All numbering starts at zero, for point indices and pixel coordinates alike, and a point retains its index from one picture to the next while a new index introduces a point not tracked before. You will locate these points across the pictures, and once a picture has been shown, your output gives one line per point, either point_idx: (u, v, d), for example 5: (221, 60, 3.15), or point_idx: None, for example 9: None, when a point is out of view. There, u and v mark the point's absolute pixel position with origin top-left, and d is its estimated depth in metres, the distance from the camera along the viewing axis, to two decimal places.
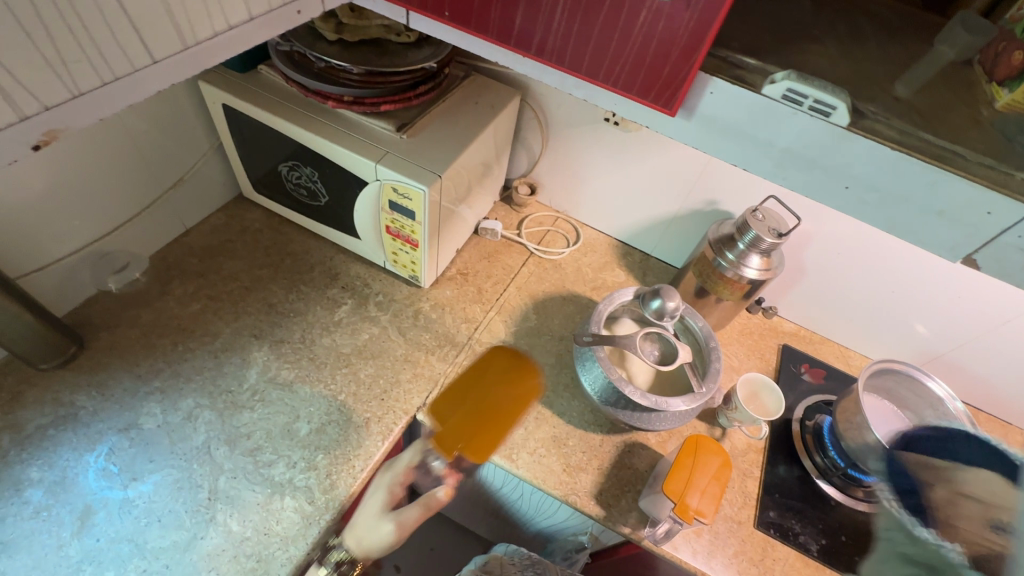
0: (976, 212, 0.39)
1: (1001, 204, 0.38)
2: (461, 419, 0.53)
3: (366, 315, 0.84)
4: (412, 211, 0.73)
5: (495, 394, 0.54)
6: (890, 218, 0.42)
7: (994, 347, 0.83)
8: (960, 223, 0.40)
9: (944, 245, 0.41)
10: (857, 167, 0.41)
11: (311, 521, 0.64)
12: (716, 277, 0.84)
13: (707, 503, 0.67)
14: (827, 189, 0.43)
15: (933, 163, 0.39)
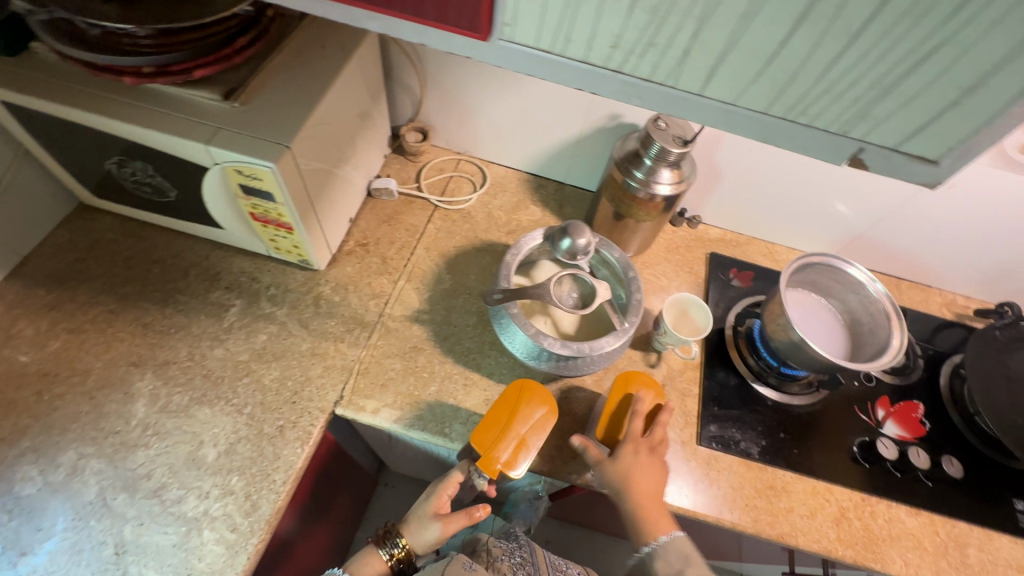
0: (848, 116, 0.33)
1: (877, 104, 0.32)
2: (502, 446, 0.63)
3: (259, 313, 0.75)
4: (268, 193, 0.62)
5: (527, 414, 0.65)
6: (764, 127, 0.36)
7: (909, 215, 0.83)
8: (832, 124, 0.34)
9: (821, 148, 0.36)
10: (717, 73, 0.34)
11: (237, 548, 0.60)
12: (628, 199, 0.79)
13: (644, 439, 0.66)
14: (687, 103, 0.36)
15: (809, 71, 0.32)
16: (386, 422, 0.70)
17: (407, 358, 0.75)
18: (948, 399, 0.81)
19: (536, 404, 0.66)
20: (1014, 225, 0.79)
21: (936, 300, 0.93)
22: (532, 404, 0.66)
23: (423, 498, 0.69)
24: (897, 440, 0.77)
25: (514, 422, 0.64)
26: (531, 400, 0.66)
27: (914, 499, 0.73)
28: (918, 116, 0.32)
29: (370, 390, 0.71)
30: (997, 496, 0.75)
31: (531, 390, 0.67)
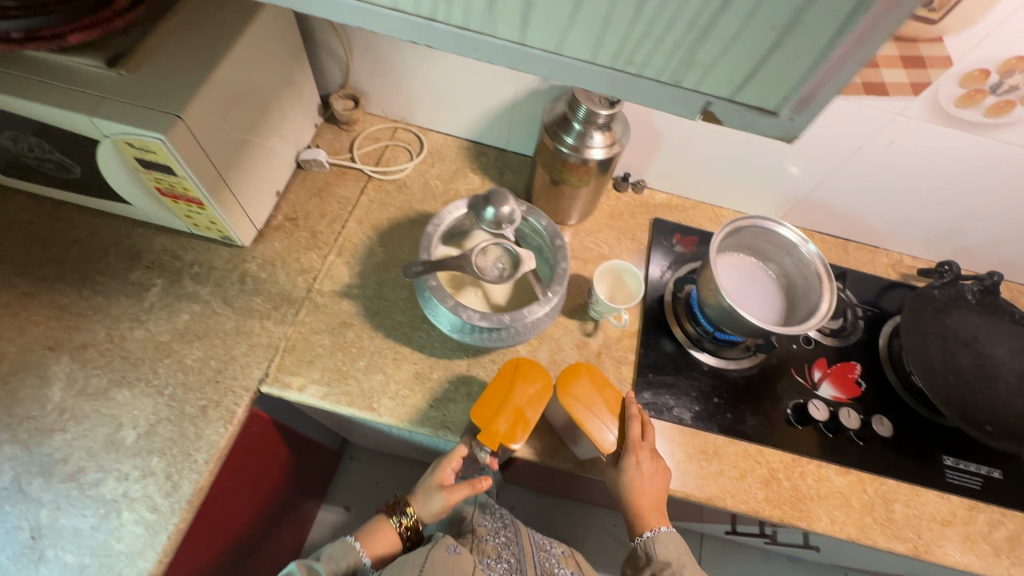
0: (686, 65, 0.31)
1: (708, 48, 0.30)
2: (506, 422, 0.64)
3: (182, 293, 0.73)
4: (167, 166, 0.59)
5: (524, 390, 0.66)
6: (610, 80, 0.34)
7: (850, 175, 0.81)
8: (674, 74, 0.32)
9: (672, 101, 0.34)
10: (545, 21, 0.31)
11: (158, 528, 0.60)
12: (560, 166, 0.76)
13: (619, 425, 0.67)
14: (527, 57, 0.34)
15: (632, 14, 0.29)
16: (313, 399, 0.69)
17: (335, 334, 0.73)
18: (884, 359, 0.82)
19: (531, 379, 0.67)
20: (953, 182, 0.78)
21: (882, 261, 0.92)
22: (528, 379, 0.67)
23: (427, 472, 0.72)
24: (832, 402, 0.78)
25: (513, 399, 0.65)
26: (529, 377, 0.67)
27: (844, 458, 0.74)
28: (751, 59, 0.30)
29: (296, 367, 0.70)
30: (926, 453, 0.76)
31: (522, 367, 0.68)
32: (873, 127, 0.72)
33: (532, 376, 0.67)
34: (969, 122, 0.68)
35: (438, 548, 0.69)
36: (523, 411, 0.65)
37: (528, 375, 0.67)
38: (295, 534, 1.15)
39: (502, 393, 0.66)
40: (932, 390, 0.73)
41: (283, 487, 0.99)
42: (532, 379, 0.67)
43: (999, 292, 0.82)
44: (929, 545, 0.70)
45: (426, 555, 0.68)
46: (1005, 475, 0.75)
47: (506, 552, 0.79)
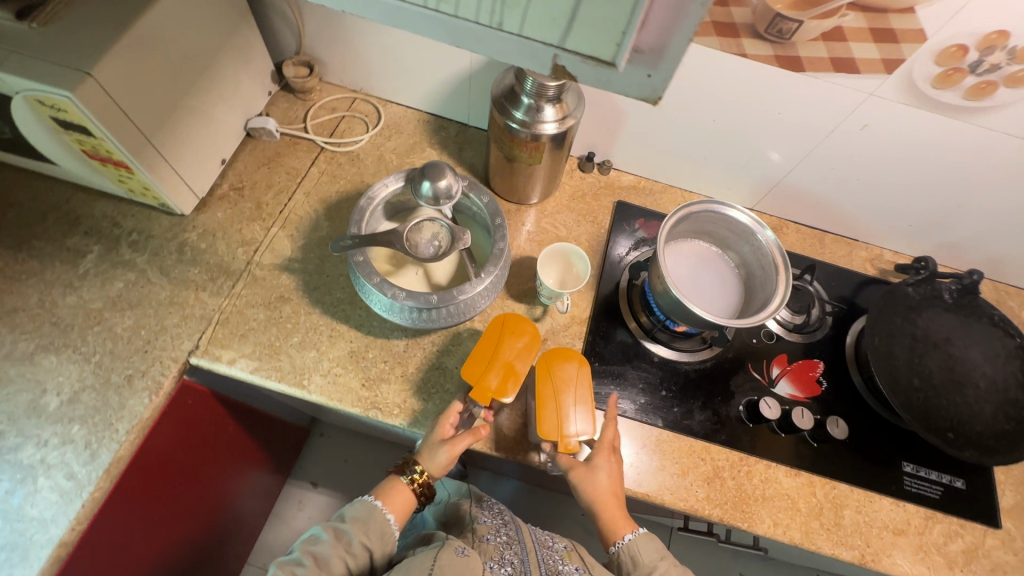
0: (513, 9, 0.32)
1: None
2: (494, 375, 0.63)
3: (117, 260, 0.72)
4: (84, 126, 0.57)
5: (512, 344, 0.65)
6: (453, 29, 0.35)
7: (823, 161, 0.76)
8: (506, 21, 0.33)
9: (516, 51, 0.35)
10: None
11: (72, 496, 0.59)
12: (510, 142, 0.72)
13: (583, 418, 0.62)
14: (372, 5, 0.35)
15: None
16: (242, 373, 0.67)
17: (271, 308, 0.71)
18: (849, 358, 0.77)
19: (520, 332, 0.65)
20: (933, 172, 0.73)
21: (860, 255, 0.87)
22: (516, 333, 0.65)
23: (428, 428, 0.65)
24: (788, 401, 0.74)
25: (502, 353, 0.64)
26: (515, 334, 0.65)
27: (795, 459, 0.71)
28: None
29: (228, 340, 0.69)
30: (884, 458, 0.72)
31: (511, 319, 0.66)
32: (845, 109, 0.67)
33: (523, 330, 0.65)
34: (947, 105, 0.63)
35: (446, 552, 0.61)
36: (512, 364, 0.63)
37: (516, 328, 0.66)
38: (257, 509, 1.15)
39: (492, 351, 0.64)
40: (893, 392, 0.69)
41: (242, 462, 0.99)
42: (521, 333, 0.65)
43: (978, 292, 0.77)
44: (878, 554, 0.67)
45: (432, 562, 0.59)
46: (967, 485, 0.72)
47: (508, 552, 0.68)
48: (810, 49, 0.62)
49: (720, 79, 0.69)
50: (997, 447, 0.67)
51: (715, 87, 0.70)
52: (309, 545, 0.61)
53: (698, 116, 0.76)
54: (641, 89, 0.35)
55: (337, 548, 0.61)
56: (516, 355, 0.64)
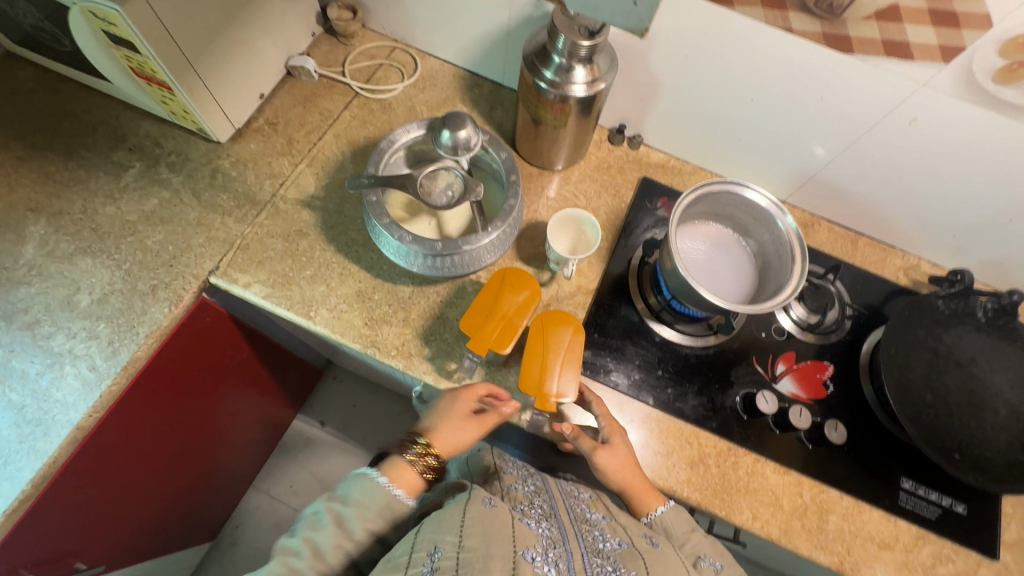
0: None
1: None
2: (490, 328, 0.63)
3: (155, 179, 0.76)
4: (131, 43, 0.61)
5: (513, 299, 0.65)
6: None
7: (865, 156, 0.72)
8: None
9: None
10: None
11: (92, 386, 0.64)
12: (537, 102, 0.71)
13: (568, 381, 0.63)
14: None
15: None
16: (255, 297, 0.71)
17: (289, 241, 0.74)
18: (863, 366, 0.74)
19: (522, 289, 0.66)
20: (984, 179, 0.68)
21: (894, 263, 0.83)
22: (518, 289, 0.66)
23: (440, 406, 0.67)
24: (788, 399, 0.72)
25: (501, 306, 0.64)
26: (517, 289, 0.65)
27: (785, 458, 0.69)
28: None
29: (245, 265, 0.72)
30: (882, 471, 0.69)
31: (515, 275, 0.67)
32: (893, 99, 0.63)
33: (524, 287, 0.66)
34: (1008, 104, 0.58)
35: (473, 502, 0.56)
36: (510, 319, 0.64)
37: (519, 284, 0.66)
38: (267, 436, 1.22)
39: (491, 303, 0.65)
40: (901, 404, 0.66)
41: (256, 386, 1.05)
42: (523, 289, 0.66)
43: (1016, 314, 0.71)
44: (858, 563, 0.65)
45: (462, 514, 0.54)
46: (970, 511, 0.68)
47: (537, 498, 0.64)
48: (861, 30, 0.58)
49: (762, 55, 0.65)
50: (1006, 475, 0.64)
51: (756, 63, 0.67)
52: (310, 533, 0.61)
53: (735, 94, 0.72)
54: (628, 19, 0.37)
55: (339, 537, 0.60)
56: (515, 311, 0.64)
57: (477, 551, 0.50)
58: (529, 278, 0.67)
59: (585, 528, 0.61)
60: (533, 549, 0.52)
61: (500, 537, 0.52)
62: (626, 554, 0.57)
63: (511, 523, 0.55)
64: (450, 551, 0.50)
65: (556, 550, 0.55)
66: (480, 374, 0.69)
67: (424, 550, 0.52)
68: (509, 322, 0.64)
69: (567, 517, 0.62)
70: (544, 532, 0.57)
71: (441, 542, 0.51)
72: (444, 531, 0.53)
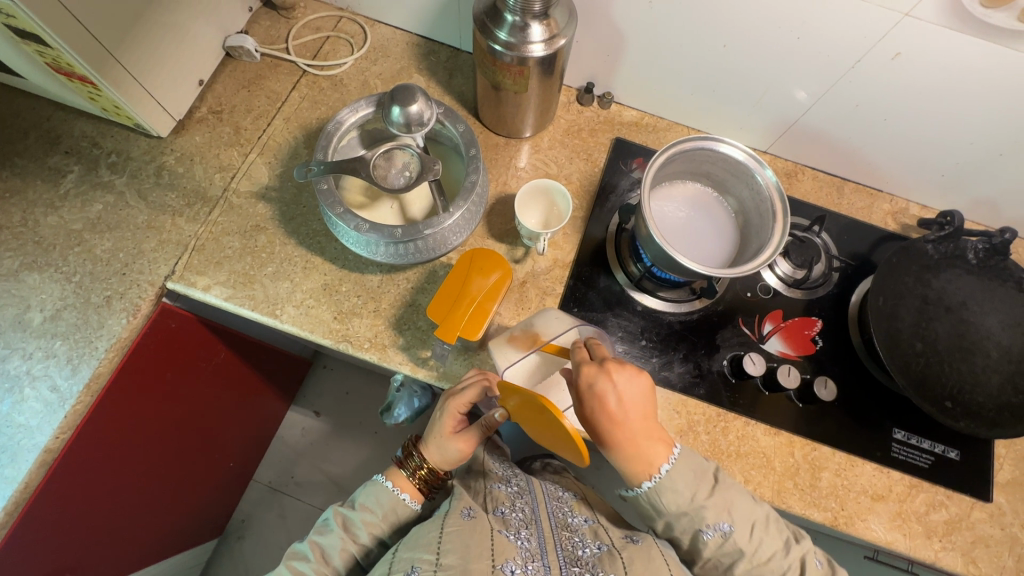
0: None
1: None
2: (458, 313, 0.61)
3: (97, 182, 0.71)
4: (39, 36, 0.56)
5: (481, 282, 0.62)
6: None
7: (849, 97, 0.68)
8: None
9: None
10: None
11: (55, 407, 0.62)
12: (494, 66, 0.66)
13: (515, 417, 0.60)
14: None
15: None
16: (216, 299, 0.68)
17: (246, 237, 0.70)
18: (852, 318, 0.72)
19: (491, 270, 0.63)
20: (973, 111, 0.64)
21: (882, 208, 0.79)
22: (488, 271, 0.63)
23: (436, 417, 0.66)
24: (777, 358, 0.70)
25: (469, 290, 0.62)
26: (487, 272, 0.63)
27: (776, 418, 0.68)
28: None
29: (203, 267, 0.69)
30: (874, 423, 0.68)
31: (485, 256, 0.64)
32: (876, 32, 0.58)
33: (495, 268, 0.63)
34: (1001, 31, 0.54)
35: (452, 517, 0.59)
36: (480, 301, 0.62)
37: (488, 265, 0.63)
38: (261, 431, 1.21)
39: (460, 290, 0.62)
40: (891, 355, 0.65)
41: (241, 384, 1.03)
42: (492, 271, 0.63)
43: (1009, 253, 0.69)
44: (852, 518, 0.65)
45: (440, 530, 0.58)
46: (962, 457, 0.68)
47: (519, 500, 0.68)
48: None
49: None
50: (998, 420, 0.63)
51: (727, 3, 0.61)
52: (318, 537, 0.63)
53: (708, 39, 0.67)
54: None
55: (346, 542, 0.62)
56: (485, 294, 0.62)
57: (454, 567, 0.53)
58: (499, 259, 0.64)
59: (565, 535, 0.63)
60: (512, 561, 0.55)
61: (478, 551, 0.55)
62: (605, 556, 0.59)
63: (489, 536, 0.58)
64: (427, 568, 0.53)
65: (535, 562, 0.57)
66: (455, 361, 0.67)
67: (402, 570, 0.55)
68: (479, 305, 0.62)
69: (547, 524, 0.64)
70: (524, 543, 0.59)
71: (418, 560, 0.55)
72: (422, 548, 0.56)
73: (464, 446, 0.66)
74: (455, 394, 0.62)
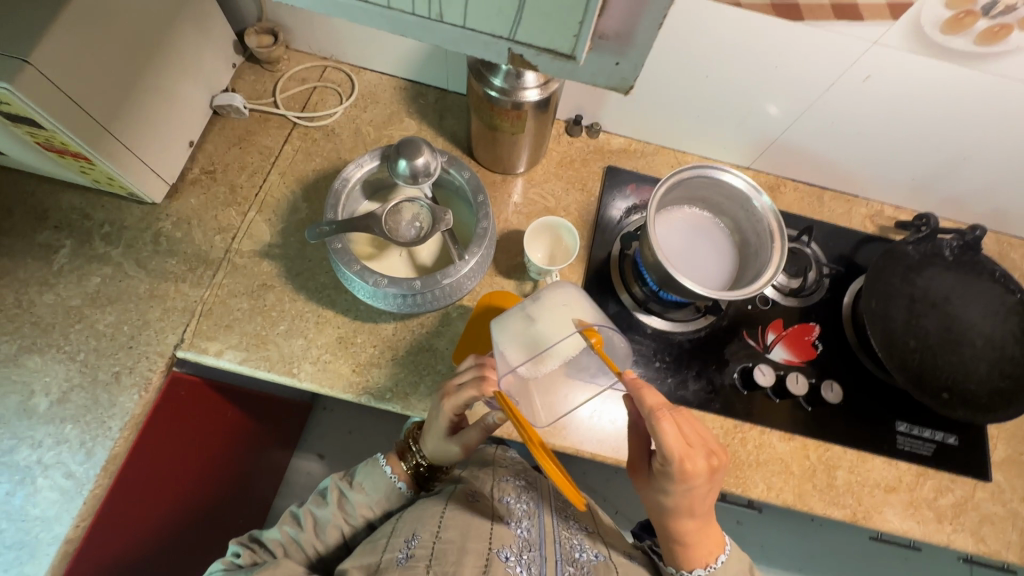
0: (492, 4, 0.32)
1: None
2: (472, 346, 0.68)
3: (92, 255, 0.69)
4: (33, 119, 0.54)
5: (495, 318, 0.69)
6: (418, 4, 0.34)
7: (825, 115, 0.72)
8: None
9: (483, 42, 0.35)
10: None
11: (71, 495, 0.60)
12: (491, 111, 0.68)
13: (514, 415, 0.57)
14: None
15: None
16: (230, 364, 0.66)
17: (254, 297, 0.70)
18: (848, 320, 0.76)
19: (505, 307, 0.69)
20: (937, 122, 0.69)
21: (860, 212, 0.84)
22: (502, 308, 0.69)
23: (432, 415, 0.62)
24: (783, 365, 0.74)
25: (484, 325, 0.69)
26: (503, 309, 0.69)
27: (789, 424, 0.71)
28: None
29: (213, 332, 0.68)
30: (879, 418, 0.72)
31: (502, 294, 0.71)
32: (847, 58, 0.63)
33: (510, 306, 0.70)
34: (957, 53, 0.59)
35: (457, 497, 0.63)
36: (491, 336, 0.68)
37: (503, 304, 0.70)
38: (268, 483, 1.18)
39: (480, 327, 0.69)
40: (889, 354, 0.68)
41: (249, 438, 1.01)
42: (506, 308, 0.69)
43: (980, 247, 0.74)
44: (869, 512, 0.68)
45: (445, 507, 0.61)
46: (961, 441, 0.72)
47: (525, 493, 0.69)
48: None
49: (712, 29, 0.64)
50: (991, 405, 0.67)
51: (707, 38, 0.65)
52: (313, 507, 0.64)
53: (691, 70, 0.70)
54: (609, 77, 0.36)
55: (337, 517, 0.63)
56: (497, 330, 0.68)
57: (453, 543, 0.56)
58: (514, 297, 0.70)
59: (565, 535, 0.64)
60: (507, 548, 0.57)
61: (476, 531, 0.58)
62: (600, 565, 0.60)
63: (488, 523, 0.60)
64: (426, 540, 0.56)
65: (530, 553, 0.59)
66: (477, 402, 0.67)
67: (402, 537, 0.58)
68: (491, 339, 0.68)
69: (550, 520, 0.65)
70: (522, 533, 0.61)
71: (419, 530, 0.58)
72: (425, 522, 0.59)
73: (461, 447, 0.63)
74: (454, 394, 0.59)
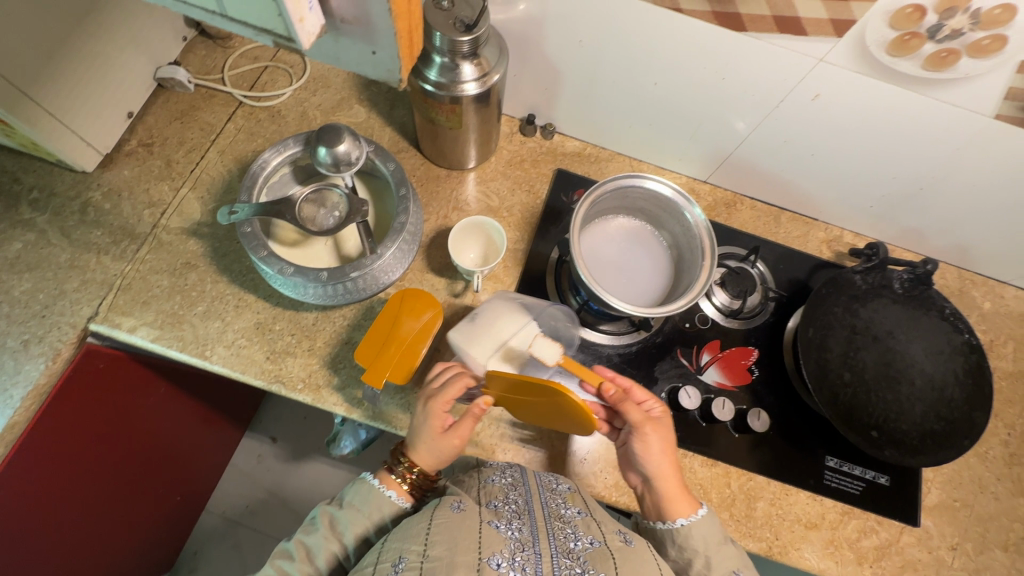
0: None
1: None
2: (387, 357, 0.61)
3: (17, 220, 0.69)
4: None
5: (411, 324, 0.63)
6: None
7: (778, 133, 0.69)
8: None
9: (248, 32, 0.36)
10: None
11: None
12: (428, 104, 0.65)
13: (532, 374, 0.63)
14: None
15: None
16: (142, 341, 0.65)
17: (176, 276, 0.68)
18: (787, 346, 0.73)
19: (420, 311, 0.63)
20: (892, 147, 0.66)
21: (818, 236, 0.81)
22: (418, 312, 0.63)
23: (418, 421, 0.59)
24: (714, 389, 0.71)
25: (399, 333, 0.62)
26: (417, 313, 0.63)
27: (713, 449, 0.68)
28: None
29: (128, 307, 0.66)
30: (808, 450, 0.70)
31: (413, 294, 0.64)
32: (794, 75, 0.60)
33: (425, 308, 0.64)
34: (905, 76, 0.55)
35: (440, 509, 0.52)
36: (410, 344, 0.62)
37: (418, 307, 0.64)
38: (212, 463, 1.17)
39: (392, 334, 0.62)
40: (819, 386, 0.66)
41: (190, 416, 1.00)
42: (421, 311, 0.63)
43: (932, 282, 0.70)
44: (786, 547, 0.65)
45: (429, 522, 0.51)
46: (892, 483, 0.70)
47: (514, 491, 0.56)
48: (750, 5, 0.55)
49: (660, 34, 0.61)
50: (921, 448, 0.64)
51: (654, 45, 0.62)
52: (303, 535, 0.57)
53: (639, 77, 0.68)
54: (376, 66, 0.39)
55: (330, 541, 0.56)
56: (416, 336, 0.63)
57: (441, 562, 0.46)
58: (428, 297, 0.64)
59: (558, 525, 0.53)
60: (499, 554, 0.47)
61: (466, 542, 0.48)
62: (597, 553, 0.50)
63: (478, 529, 0.50)
64: (414, 560, 0.47)
65: (525, 552, 0.49)
66: (389, 401, 0.66)
67: (389, 561, 0.48)
68: (410, 348, 0.62)
69: (540, 513, 0.54)
70: (514, 534, 0.50)
71: (405, 552, 0.48)
72: (411, 539, 0.49)
73: (456, 442, 0.58)
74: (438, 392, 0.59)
